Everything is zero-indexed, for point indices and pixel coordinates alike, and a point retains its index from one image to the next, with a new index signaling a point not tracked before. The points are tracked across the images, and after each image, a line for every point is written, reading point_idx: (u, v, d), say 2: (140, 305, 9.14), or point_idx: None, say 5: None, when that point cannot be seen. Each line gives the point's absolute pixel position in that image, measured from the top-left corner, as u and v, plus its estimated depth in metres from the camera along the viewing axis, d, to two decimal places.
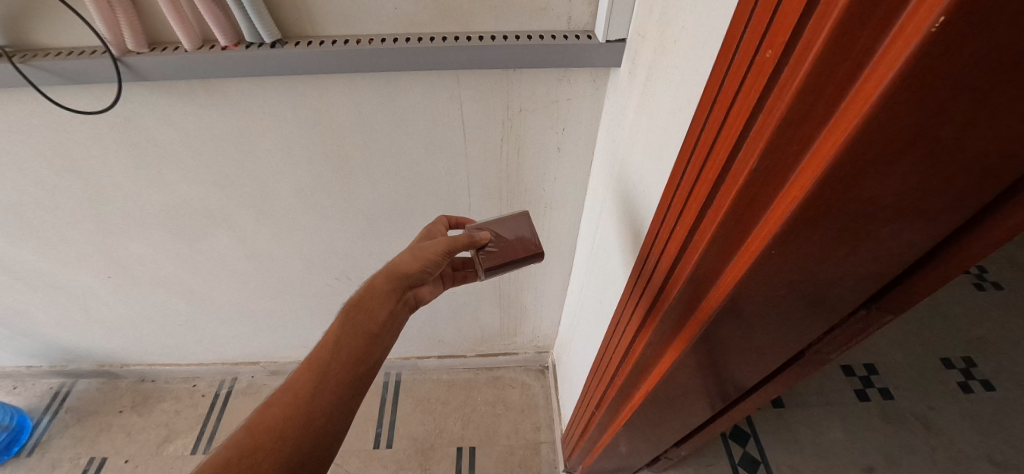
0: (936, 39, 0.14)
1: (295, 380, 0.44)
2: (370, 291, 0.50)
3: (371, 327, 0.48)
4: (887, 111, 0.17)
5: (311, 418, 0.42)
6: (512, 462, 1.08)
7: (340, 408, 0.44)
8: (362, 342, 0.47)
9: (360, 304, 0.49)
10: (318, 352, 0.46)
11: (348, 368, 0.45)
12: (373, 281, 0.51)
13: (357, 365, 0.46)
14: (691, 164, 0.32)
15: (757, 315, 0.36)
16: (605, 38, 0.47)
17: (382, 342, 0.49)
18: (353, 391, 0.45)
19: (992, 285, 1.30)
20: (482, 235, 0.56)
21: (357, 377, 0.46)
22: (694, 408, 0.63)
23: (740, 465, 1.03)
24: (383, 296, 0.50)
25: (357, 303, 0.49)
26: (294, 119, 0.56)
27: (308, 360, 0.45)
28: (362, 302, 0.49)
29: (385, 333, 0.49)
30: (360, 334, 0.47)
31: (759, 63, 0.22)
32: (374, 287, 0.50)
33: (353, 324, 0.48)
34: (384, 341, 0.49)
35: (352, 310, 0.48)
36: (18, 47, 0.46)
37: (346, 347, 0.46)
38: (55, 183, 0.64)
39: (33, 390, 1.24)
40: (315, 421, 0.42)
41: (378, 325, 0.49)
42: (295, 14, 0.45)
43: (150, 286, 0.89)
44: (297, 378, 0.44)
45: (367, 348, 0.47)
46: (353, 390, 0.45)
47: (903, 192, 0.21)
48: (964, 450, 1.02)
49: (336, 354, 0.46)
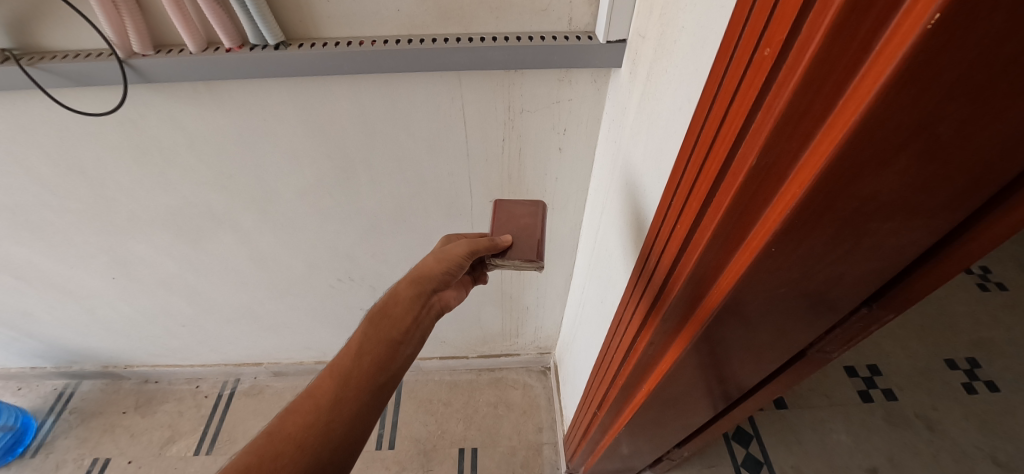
0: (933, 34, 0.14)
1: (317, 386, 0.44)
2: (393, 297, 0.50)
3: (394, 333, 0.48)
4: (885, 108, 0.17)
5: (330, 427, 0.42)
6: (514, 463, 1.08)
7: (359, 418, 0.44)
8: (384, 349, 0.47)
9: (384, 311, 0.49)
10: (339, 360, 0.46)
11: (369, 376, 0.45)
12: (397, 287, 0.51)
13: (378, 373, 0.46)
14: (691, 162, 0.32)
15: (758, 313, 0.36)
16: (605, 38, 0.47)
17: (405, 349, 0.49)
18: (373, 400, 0.45)
19: (996, 285, 1.30)
20: (504, 239, 0.56)
21: (378, 385, 0.46)
22: (696, 408, 0.63)
23: (743, 466, 1.02)
24: (407, 301, 0.51)
25: (380, 310, 0.49)
26: (296, 119, 0.57)
27: (330, 368, 0.45)
28: (385, 308, 0.49)
29: (408, 340, 0.49)
30: (382, 341, 0.47)
31: (758, 61, 0.22)
32: (397, 293, 0.51)
33: (376, 330, 0.48)
34: (407, 349, 0.49)
35: (375, 317, 0.49)
36: (25, 50, 0.47)
37: (367, 355, 0.46)
38: (61, 184, 0.64)
39: (39, 391, 1.25)
40: (333, 431, 0.42)
41: (401, 332, 0.49)
42: (298, 16, 0.46)
43: (154, 287, 0.89)
44: (318, 385, 0.44)
45: (389, 355, 0.47)
46: (373, 398, 0.45)
47: (902, 188, 0.21)
48: (968, 450, 1.01)
49: (358, 361, 0.46)
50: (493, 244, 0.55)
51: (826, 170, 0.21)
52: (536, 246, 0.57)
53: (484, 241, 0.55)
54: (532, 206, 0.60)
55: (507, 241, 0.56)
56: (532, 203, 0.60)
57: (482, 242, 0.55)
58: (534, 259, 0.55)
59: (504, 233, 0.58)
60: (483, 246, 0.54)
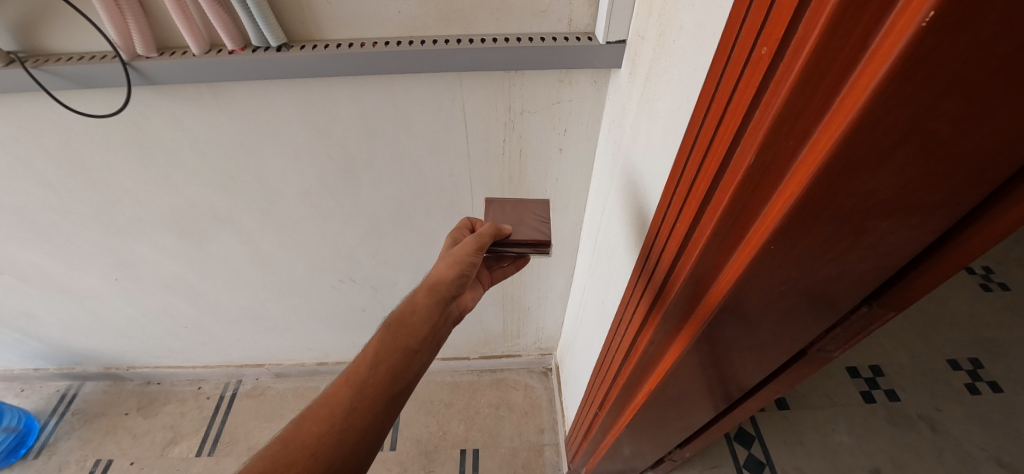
0: (926, 32, 0.14)
1: (331, 393, 0.45)
2: (411, 306, 0.50)
3: (410, 342, 0.48)
4: (881, 105, 0.17)
5: (344, 435, 0.42)
6: (516, 464, 1.07)
7: (373, 426, 0.44)
8: (400, 358, 0.47)
9: (402, 320, 0.49)
10: (355, 368, 0.46)
11: (385, 385, 0.45)
12: (415, 295, 0.51)
13: (393, 382, 0.46)
14: (691, 159, 0.32)
15: (758, 312, 0.36)
16: (604, 39, 0.48)
17: (421, 358, 0.48)
18: (387, 408, 0.45)
19: (998, 285, 1.30)
20: (504, 227, 0.56)
21: (393, 393, 0.46)
22: (698, 408, 0.63)
23: (745, 467, 1.02)
24: (426, 309, 0.50)
25: (397, 318, 0.49)
26: (299, 120, 0.57)
27: (345, 375, 0.46)
28: (403, 316, 0.49)
29: (424, 348, 0.49)
30: (399, 350, 0.47)
31: (756, 58, 0.22)
32: (415, 302, 0.50)
33: (392, 338, 0.48)
34: (423, 357, 0.49)
35: (392, 326, 0.49)
36: (31, 53, 0.48)
37: (383, 364, 0.46)
38: (64, 186, 0.65)
39: (41, 393, 1.25)
40: (347, 440, 0.42)
41: (418, 340, 0.48)
42: (300, 19, 0.46)
43: (156, 288, 0.89)
44: (332, 393, 0.45)
45: (405, 363, 0.47)
46: (387, 406, 0.45)
47: (900, 185, 0.21)
48: (973, 451, 1.01)
49: (374, 370, 0.46)
50: (496, 233, 0.54)
51: (823, 167, 0.21)
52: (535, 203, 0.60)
53: (487, 230, 0.53)
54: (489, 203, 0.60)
55: (508, 229, 0.56)
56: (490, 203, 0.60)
57: (486, 233, 0.53)
58: (549, 207, 0.60)
59: (504, 223, 0.57)
60: (488, 237, 0.53)
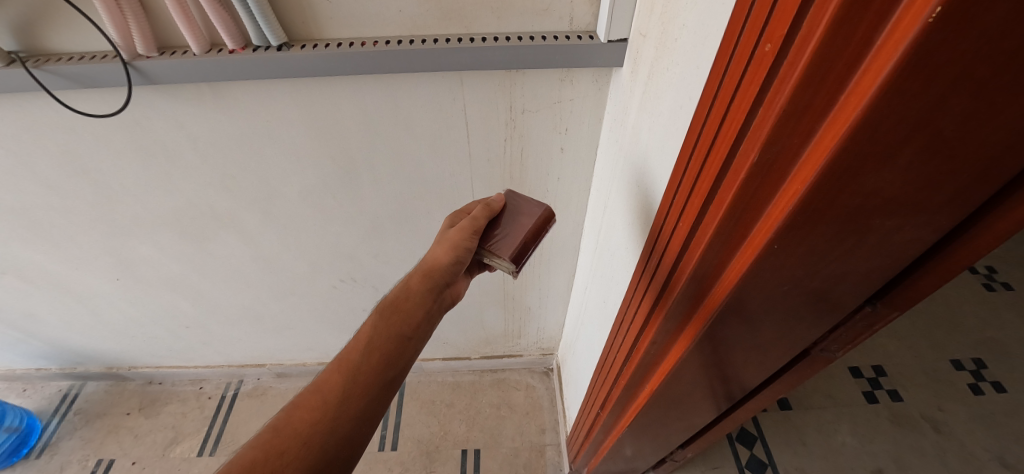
0: (935, 27, 0.14)
1: (324, 379, 0.44)
2: (405, 292, 0.50)
3: (404, 328, 0.48)
4: (887, 101, 0.17)
5: (337, 423, 0.42)
6: (517, 464, 1.07)
7: (366, 414, 0.44)
8: (393, 345, 0.47)
9: (396, 305, 0.49)
10: (348, 354, 0.46)
11: (377, 373, 0.45)
12: (409, 280, 0.50)
13: (386, 369, 0.46)
14: (694, 158, 0.32)
15: (762, 312, 0.35)
16: (605, 38, 0.47)
17: (413, 345, 0.48)
18: (380, 396, 0.45)
19: (1002, 285, 1.29)
20: (497, 201, 0.54)
21: (386, 382, 0.46)
22: (700, 408, 0.63)
23: (747, 467, 1.02)
24: (419, 296, 0.50)
25: (392, 303, 0.49)
26: (299, 120, 0.57)
27: (338, 361, 0.45)
28: (397, 302, 0.49)
29: (418, 335, 0.49)
30: (392, 336, 0.47)
31: (759, 56, 0.22)
32: (409, 288, 0.50)
33: (387, 324, 0.48)
34: (416, 344, 0.49)
35: (386, 311, 0.49)
36: (32, 53, 0.48)
37: (377, 350, 0.46)
38: (65, 186, 0.65)
39: (44, 392, 1.25)
40: (339, 428, 0.42)
41: (411, 327, 0.48)
42: (300, 18, 0.46)
43: (157, 288, 0.89)
44: (325, 379, 0.45)
45: (398, 350, 0.47)
46: (380, 394, 0.45)
47: (905, 184, 0.21)
48: (976, 451, 1.00)
49: (367, 356, 0.45)
50: (490, 211, 0.53)
51: (827, 167, 0.21)
52: (518, 248, 0.51)
53: (480, 212, 0.53)
54: (531, 208, 0.54)
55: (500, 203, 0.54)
56: (539, 211, 0.53)
57: (480, 217, 0.52)
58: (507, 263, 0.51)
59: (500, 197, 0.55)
60: (482, 221, 0.52)
